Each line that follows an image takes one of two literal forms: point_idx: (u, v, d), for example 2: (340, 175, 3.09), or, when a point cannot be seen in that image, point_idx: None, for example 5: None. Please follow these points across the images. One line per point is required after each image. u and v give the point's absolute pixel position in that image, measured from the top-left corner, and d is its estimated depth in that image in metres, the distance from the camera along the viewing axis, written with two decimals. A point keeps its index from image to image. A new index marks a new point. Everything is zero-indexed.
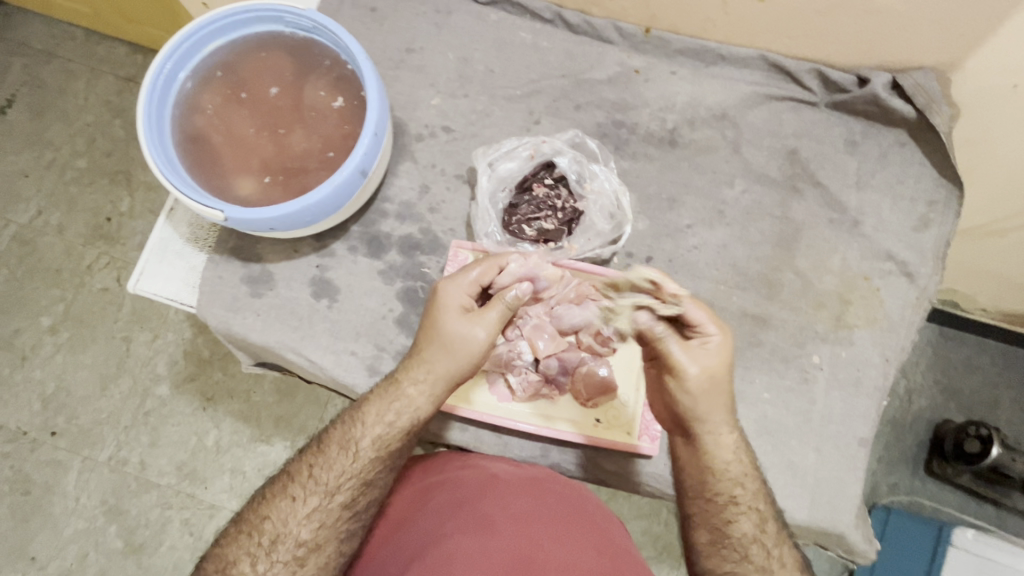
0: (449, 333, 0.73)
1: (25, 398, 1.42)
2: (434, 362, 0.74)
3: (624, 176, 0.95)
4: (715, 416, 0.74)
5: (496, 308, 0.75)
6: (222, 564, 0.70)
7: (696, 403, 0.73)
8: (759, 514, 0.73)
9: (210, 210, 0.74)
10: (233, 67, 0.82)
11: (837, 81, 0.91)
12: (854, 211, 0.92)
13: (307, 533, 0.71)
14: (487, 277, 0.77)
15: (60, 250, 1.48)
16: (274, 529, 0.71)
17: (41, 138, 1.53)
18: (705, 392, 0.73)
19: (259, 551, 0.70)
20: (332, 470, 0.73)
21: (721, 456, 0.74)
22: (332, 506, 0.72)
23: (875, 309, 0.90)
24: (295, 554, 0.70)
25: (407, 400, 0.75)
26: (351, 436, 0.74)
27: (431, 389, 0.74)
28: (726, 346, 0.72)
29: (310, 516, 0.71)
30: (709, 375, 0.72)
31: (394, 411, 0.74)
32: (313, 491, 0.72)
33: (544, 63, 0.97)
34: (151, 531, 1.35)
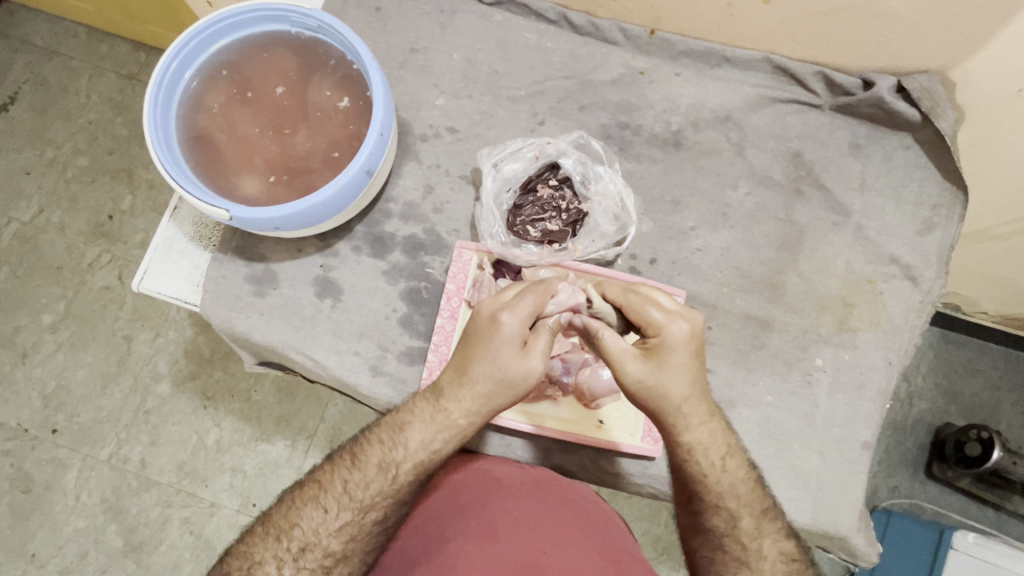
0: (508, 370, 0.67)
1: (26, 395, 1.42)
2: (488, 396, 0.68)
3: (628, 178, 0.95)
4: (672, 417, 0.68)
5: (549, 338, 0.69)
6: (247, 563, 0.69)
7: (644, 403, 0.68)
8: (735, 509, 0.72)
9: (216, 209, 0.74)
10: (238, 66, 0.82)
11: (841, 84, 0.91)
12: (858, 215, 0.92)
13: (336, 544, 0.71)
14: (541, 306, 0.70)
15: (62, 248, 1.48)
16: (303, 537, 0.70)
17: (43, 136, 1.53)
18: (649, 393, 0.67)
19: (288, 556, 0.70)
20: (368, 488, 0.71)
21: (683, 453, 0.71)
22: (364, 522, 0.71)
23: (878, 312, 0.90)
24: (323, 564, 0.70)
25: (454, 428, 0.71)
26: (392, 459, 0.71)
27: (478, 418, 0.70)
28: (681, 341, 0.66)
29: (341, 529, 0.71)
30: (646, 375, 0.66)
31: (441, 438, 0.71)
32: (346, 506, 0.71)
33: (548, 64, 0.97)
34: (151, 529, 1.35)
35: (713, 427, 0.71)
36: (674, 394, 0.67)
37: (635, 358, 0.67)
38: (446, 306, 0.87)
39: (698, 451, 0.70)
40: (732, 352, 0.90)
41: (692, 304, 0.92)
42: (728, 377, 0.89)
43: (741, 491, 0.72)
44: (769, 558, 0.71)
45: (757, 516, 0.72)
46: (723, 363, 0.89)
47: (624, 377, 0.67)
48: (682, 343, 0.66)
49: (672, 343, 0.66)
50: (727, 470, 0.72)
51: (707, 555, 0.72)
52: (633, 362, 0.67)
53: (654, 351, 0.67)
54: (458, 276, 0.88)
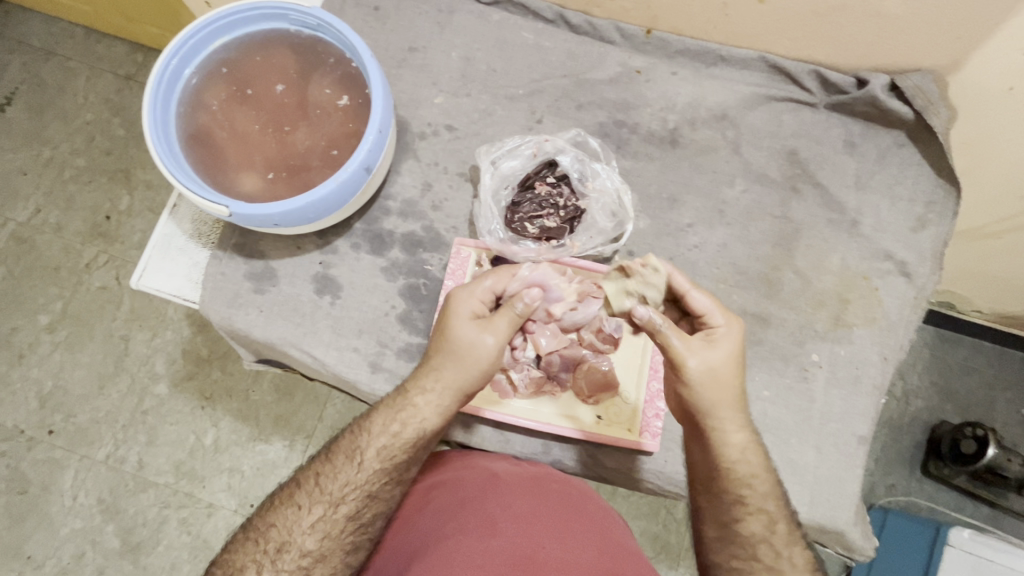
0: (456, 342, 0.71)
1: (22, 396, 1.41)
2: (442, 372, 0.71)
3: (625, 175, 0.96)
4: (725, 410, 0.71)
5: (506, 317, 0.71)
6: (229, 569, 0.70)
7: (704, 394, 0.70)
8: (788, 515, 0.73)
9: (214, 205, 0.74)
10: (237, 65, 0.82)
11: (835, 82, 0.92)
12: (853, 212, 0.93)
13: (312, 543, 0.71)
14: (501, 286, 0.75)
15: (59, 248, 1.48)
16: (279, 536, 0.71)
17: (40, 137, 1.53)
18: (711, 384, 0.70)
19: (264, 557, 0.70)
20: (337, 480, 0.72)
21: (729, 453, 0.71)
22: (337, 517, 0.71)
23: (874, 308, 0.91)
24: (301, 564, 0.70)
25: (413, 410, 0.72)
26: (357, 447, 0.73)
27: (441, 400, 0.72)
28: (736, 334, 0.72)
29: (315, 525, 0.71)
30: (714, 364, 0.70)
31: (400, 421, 0.72)
32: (318, 501, 0.72)
33: (546, 63, 0.97)
34: (149, 530, 1.35)
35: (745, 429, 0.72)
36: (731, 387, 0.71)
37: (701, 348, 0.70)
38: (445, 302, 0.87)
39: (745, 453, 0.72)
40: None
41: None
42: None
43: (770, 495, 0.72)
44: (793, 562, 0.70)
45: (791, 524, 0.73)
46: None
47: (690, 367, 0.69)
48: (736, 336, 0.72)
49: (731, 335, 0.71)
50: (765, 469, 0.73)
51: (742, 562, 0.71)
52: (696, 352, 0.69)
53: (717, 341, 0.71)
54: (456, 273, 0.89)
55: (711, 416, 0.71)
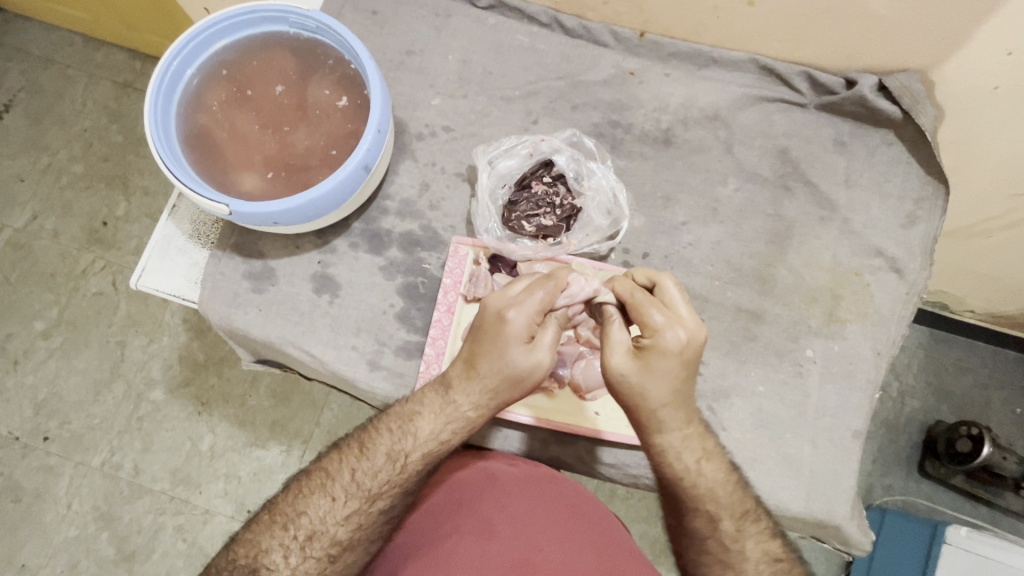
0: (513, 363, 0.68)
1: (17, 403, 1.41)
2: (496, 390, 0.70)
3: (620, 175, 0.97)
4: (647, 418, 0.68)
5: (553, 330, 0.70)
6: (254, 552, 0.69)
7: (623, 395, 0.68)
8: (720, 509, 0.71)
9: (215, 204, 0.75)
10: (238, 66, 0.84)
11: (825, 83, 0.94)
12: (843, 209, 0.95)
13: (343, 533, 0.71)
14: (551, 300, 0.69)
15: (56, 254, 1.48)
16: (310, 525, 0.70)
17: (38, 143, 1.53)
18: (626, 388, 0.67)
19: (293, 543, 0.69)
20: (376, 477, 0.72)
21: (661, 451, 0.70)
22: (371, 511, 0.71)
23: (866, 303, 0.92)
24: (329, 552, 0.70)
25: (462, 419, 0.72)
26: (401, 447, 0.72)
27: (488, 410, 0.72)
28: (671, 347, 0.65)
29: (348, 516, 0.71)
30: (632, 371, 0.66)
31: (450, 429, 0.72)
32: (354, 494, 0.71)
33: (542, 66, 0.99)
34: (144, 537, 1.34)
35: (682, 434, 0.70)
36: (653, 398, 0.67)
37: (621, 350, 0.67)
38: (443, 300, 0.88)
39: (676, 453, 0.70)
40: (724, 343, 0.91)
41: None
42: (721, 368, 0.90)
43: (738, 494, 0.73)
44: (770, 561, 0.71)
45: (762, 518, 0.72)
46: (715, 354, 0.91)
47: (610, 365, 0.68)
48: (674, 350, 0.66)
49: (664, 347, 0.65)
50: (709, 474, 0.71)
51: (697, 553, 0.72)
52: (622, 352, 0.67)
53: (648, 348, 0.66)
54: (454, 271, 0.89)
55: (642, 417, 0.69)
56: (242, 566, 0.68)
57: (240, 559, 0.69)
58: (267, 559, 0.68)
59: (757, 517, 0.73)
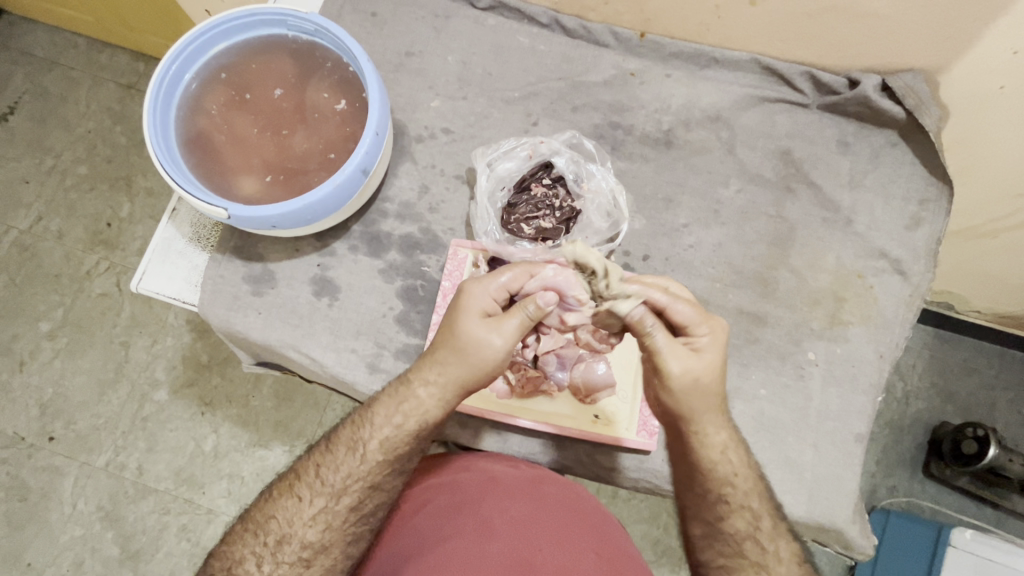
0: (461, 337, 0.69)
1: (23, 403, 1.42)
2: (445, 367, 0.70)
3: (621, 176, 0.96)
4: (702, 417, 0.70)
5: (517, 318, 0.68)
6: (229, 561, 0.70)
7: (683, 401, 0.69)
8: (756, 509, 0.72)
9: (213, 208, 0.75)
10: (236, 69, 0.84)
11: (828, 83, 0.93)
12: (847, 210, 0.94)
13: (313, 534, 0.70)
14: (517, 284, 0.71)
15: (61, 256, 1.49)
16: (280, 528, 0.70)
17: (43, 145, 1.54)
18: (690, 390, 0.68)
19: (265, 550, 0.70)
20: (338, 471, 0.72)
21: (712, 452, 0.71)
22: (338, 508, 0.71)
23: (869, 305, 0.92)
24: (301, 556, 0.70)
25: (416, 401, 0.71)
26: (358, 435, 0.72)
27: (442, 391, 0.71)
28: (718, 341, 0.69)
29: (315, 517, 0.71)
30: (692, 372, 0.68)
31: (403, 413, 0.71)
32: (319, 492, 0.71)
33: (542, 67, 0.99)
34: (148, 536, 1.35)
35: (726, 430, 0.72)
36: (710, 394, 0.69)
37: (681, 355, 0.68)
38: (442, 303, 0.88)
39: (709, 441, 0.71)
40: (725, 346, 0.91)
41: None
42: None
43: (759, 493, 0.73)
44: (784, 559, 0.71)
45: (773, 514, 0.73)
46: None
47: (670, 373, 0.68)
48: (720, 344, 0.69)
49: (712, 343, 0.69)
50: (747, 472, 0.73)
51: (723, 560, 0.71)
52: (676, 357, 0.68)
53: (700, 349, 0.68)
54: (453, 274, 0.89)
55: (694, 419, 0.70)
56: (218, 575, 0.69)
57: (217, 568, 0.70)
58: (241, 566, 0.69)
59: (780, 519, 0.73)
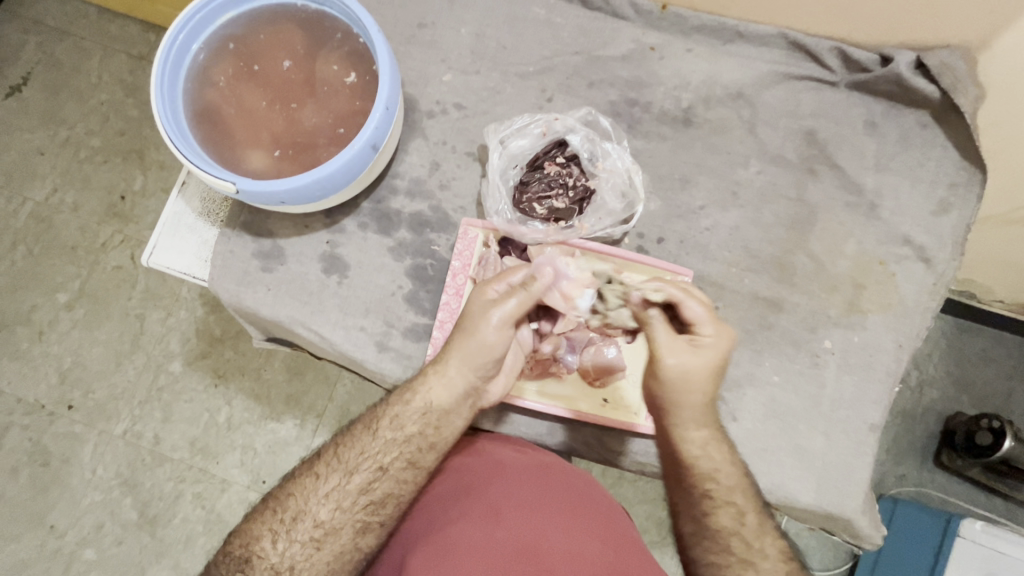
0: (471, 324, 0.73)
1: (43, 371, 1.45)
2: (464, 356, 0.73)
3: (637, 156, 0.93)
4: (683, 411, 0.71)
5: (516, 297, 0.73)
6: (245, 540, 0.70)
7: (667, 390, 0.71)
8: (741, 505, 0.70)
9: (223, 181, 0.74)
10: (244, 40, 0.82)
11: (858, 60, 0.88)
12: (872, 194, 0.90)
13: (325, 514, 0.71)
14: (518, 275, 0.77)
15: (76, 228, 1.50)
16: (296, 506, 0.71)
17: (56, 116, 1.54)
18: (681, 381, 0.69)
19: (280, 527, 0.70)
20: (356, 451, 0.74)
21: (690, 447, 0.71)
22: (350, 488, 0.72)
23: (890, 293, 0.89)
24: (313, 534, 0.70)
25: (429, 391, 0.74)
26: (375, 418, 0.75)
27: (450, 378, 0.74)
28: (721, 347, 0.70)
29: (331, 496, 0.72)
30: (683, 364, 0.69)
31: (420, 401, 0.74)
32: (336, 471, 0.73)
33: (558, 40, 0.95)
34: (165, 503, 1.39)
35: (712, 428, 0.72)
36: (698, 391, 0.70)
37: (678, 347, 0.69)
38: (452, 283, 0.86)
39: (701, 443, 0.72)
40: (739, 332, 0.89)
41: (700, 284, 0.90)
42: (734, 357, 0.88)
43: (744, 488, 0.72)
44: (771, 557, 0.69)
45: (760, 513, 0.71)
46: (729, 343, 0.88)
47: (660, 362, 0.70)
48: (722, 348, 0.70)
49: (711, 345, 0.69)
50: (734, 468, 0.72)
51: (711, 557, 0.69)
52: (672, 350, 0.69)
53: (700, 346, 0.69)
54: (464, 253, 0.87)
55: (675, 411, 0.71)
56: (234, 554, 0.69)
57: (233, 549, 0.70)
58: (257, 544, 0.69)
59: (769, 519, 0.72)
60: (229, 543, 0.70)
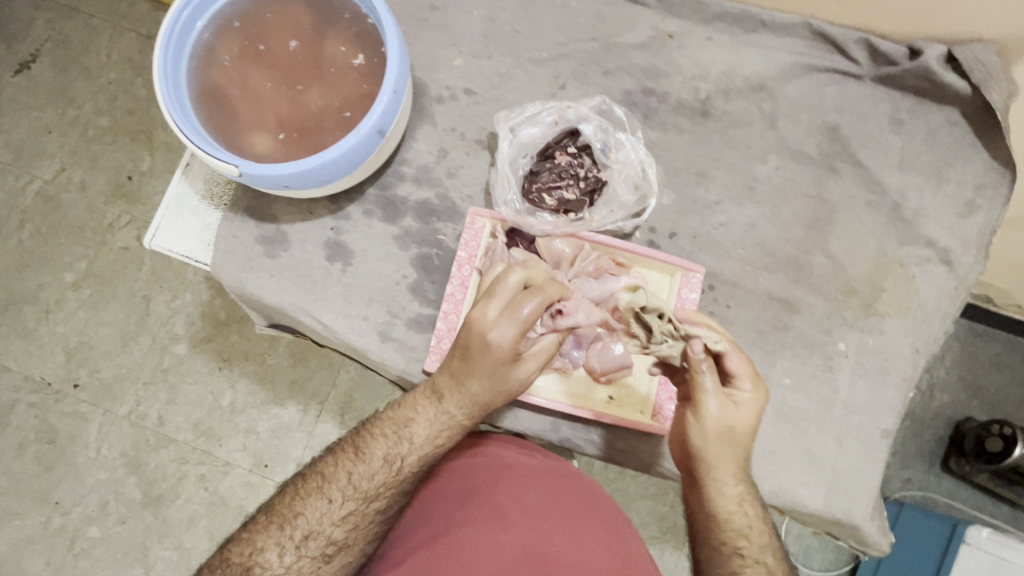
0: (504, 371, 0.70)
1: (50, 350, 1.45)
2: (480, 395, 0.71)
3: (652, 147, 0.90)
4: (720, 465, 0.68)
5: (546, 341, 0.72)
6: (250, 552, 0.69)
7: (706, 442, 0.68)
8: (771, 566, 0.68)
9: (225, 164, 0.72)
10: (250, 18, 0.79)
11: (886, 52, 0.85)
12: (895, 192, 0.87)
13: (339, 533, 0.71)
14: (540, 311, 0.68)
15: (83, 208, 1.49)
16: (307, 526, 0.70)
17: (65, 95, 1.53)
18: (720, 434, 0.67)
19: (290, 543, 0.70)
20: (374, 479, 0.72)
21: (723, 503, 0.68)
22: (368, 511, 0.72)
23: (909, 296, 0.86)
24: (325, 551, 0.70)
25: (454, 423, 0.73)
26: (397, 452, 0.73)
27: (471, 410, 0.72)
28: (760, 402, 0.68)
29: (345, 518, 0.71)
30: (726, 417, 0.67)
31: (443, 434, 0.73)
32: (351, 496, 0.72)
33: (573, 26, 0.92)
34: (168, 484, 1.39)
35: (744, 484, 0.70)
36: (737, 445, 0.68)
37: (721, 398, 0.67)
38: (457, 273, 0.84)
39: (735, 501, 0.69)
40: (751, 332, 0.86)
41: (712, 282, 0.88)
42: None
43: (773, 549, 0.69)
44: None
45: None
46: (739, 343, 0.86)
47: (702, 414, 0.67)
48: (760, 404, 0.69)
49: (753, 400, 0.68)
50: (764, 526, 0.70)
51: None
52: (715, 401, 0.67)
53: (739, 400, 0.68)
54: (470, 244, 0.85)
55: (711, 464, 0.68)
56: (235, 563, 0.68)
57: (234, 556, 0.69)
58: (263, 558, 0.68)
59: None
60: (230, 552, 0.68)
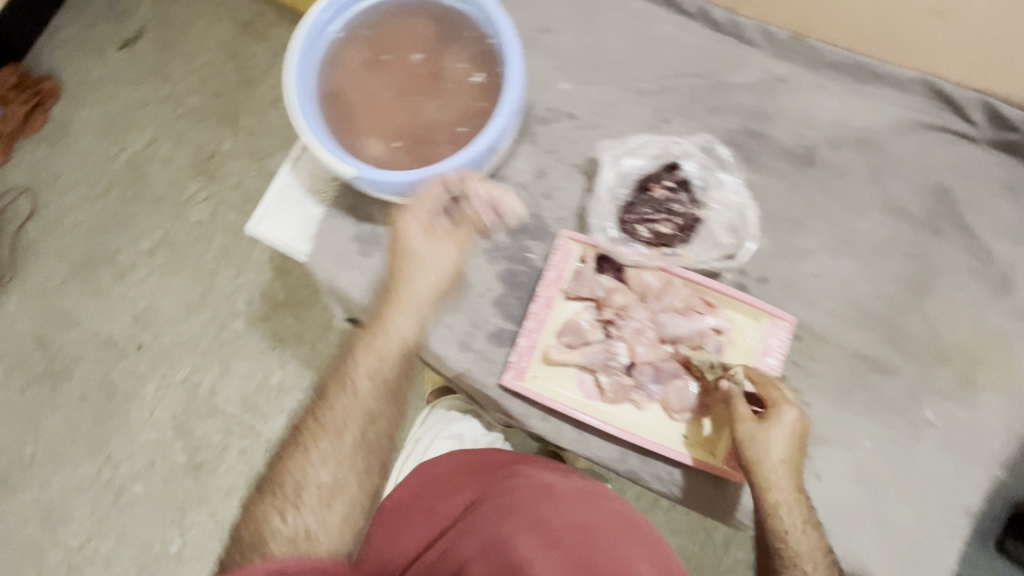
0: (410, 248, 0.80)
1: (119, 310, 1.53)
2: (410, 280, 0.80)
3: (751, 189, 0.90)
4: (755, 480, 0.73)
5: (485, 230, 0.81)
6: (256, 521, 0.75)
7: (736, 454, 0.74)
8: None
9: (344, 167, 0.76)
10: (378, 29, 0.83)
11: (1010, 117, 0.82)
12: (1001, 263, 0.84)
13: (326, 474, 0.77)
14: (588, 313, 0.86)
15: (165, 179, 1.58)
16: (298, 480, 0.77)
17: (161, 72, 1.62)
18: (752, 450, 0.73)
19: (286, 502, 0.76)
20: (328, 415, 0.79)
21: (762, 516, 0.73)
22: (343, 446, 0.78)
23: (1007, 372, 0.83)
24: (320, 496, 0.76)
25: (378, 347, 0.79)
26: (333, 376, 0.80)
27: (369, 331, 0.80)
28: (792, 422, 0.72)
29: (329, 459, 0.77)
30: (754, 433, 0.73)
31: (366, 360, 0.79)
32: (324, 437, 0.78)
33: (682, 60, 0.92)
34: (212, 452, 1.45)
35: (792, 503, 0.73)
36: (769, 460, 0.72)
37: (750, 419, 0.73)
38: (543, 293, 0.85)
39: (778, 514, 0.72)
40: (834, 387, 0.84)
41: (800, 332, 0.86)
42: (824, 414, 0.84)
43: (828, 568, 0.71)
44: None
45: None
46: (822, 398, 0.84)
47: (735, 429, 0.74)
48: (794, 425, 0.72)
49: (786, 421, 0.72)
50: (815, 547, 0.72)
51: None
52: (746, 419, 0.73)
53: (771, 420, 0.73)
54: (558, 265, 0.86)
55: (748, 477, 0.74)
56: (244, 540, 0.74)
57: (243, 536, 0.74)
58: (266, 524, 0.74)
59: None
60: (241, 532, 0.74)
